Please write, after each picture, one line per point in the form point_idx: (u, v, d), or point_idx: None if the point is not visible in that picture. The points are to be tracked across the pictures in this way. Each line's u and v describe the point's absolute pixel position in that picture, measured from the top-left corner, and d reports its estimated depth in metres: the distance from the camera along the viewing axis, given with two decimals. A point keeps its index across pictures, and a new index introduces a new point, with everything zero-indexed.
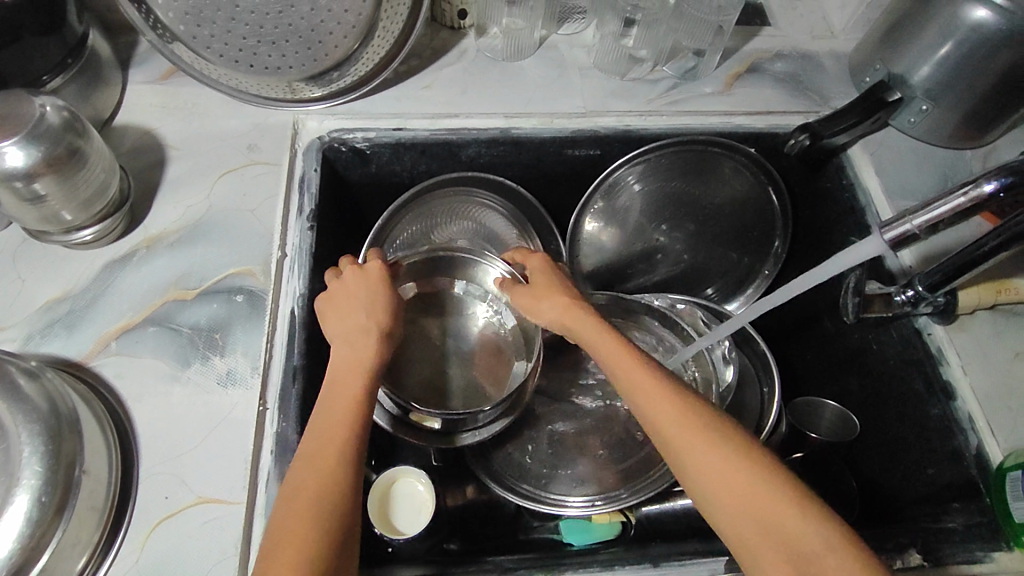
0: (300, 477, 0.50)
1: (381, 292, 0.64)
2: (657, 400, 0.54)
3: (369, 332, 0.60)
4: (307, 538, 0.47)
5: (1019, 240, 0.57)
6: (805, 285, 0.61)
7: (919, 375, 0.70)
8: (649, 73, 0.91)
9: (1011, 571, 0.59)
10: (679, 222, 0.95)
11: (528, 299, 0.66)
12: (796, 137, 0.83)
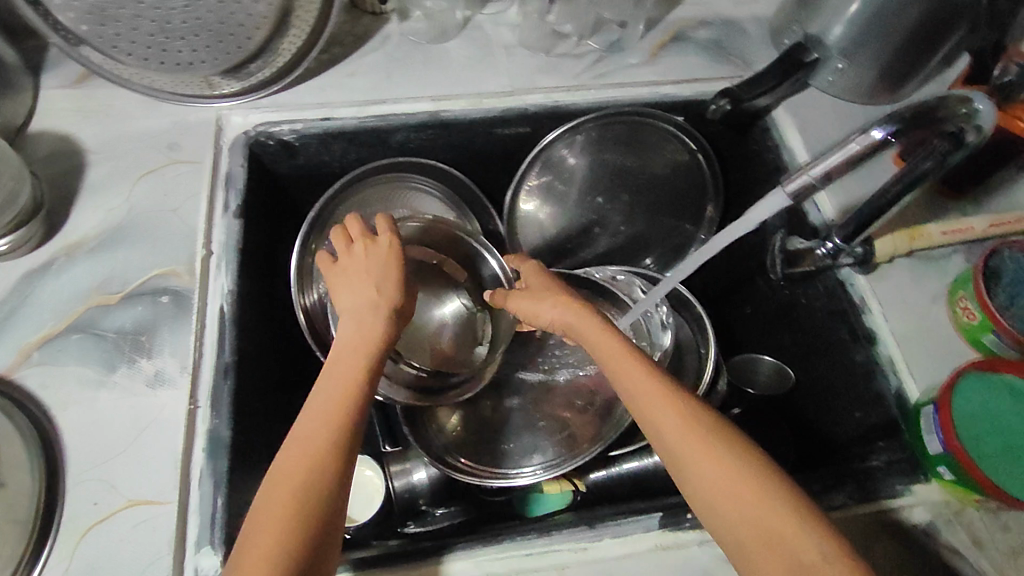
0: (282, 477, 0.49)
1: (394, 265, 0.62)
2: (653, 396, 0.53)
3: (379, 311, 0.59)
4: (285, 550, 0.46)
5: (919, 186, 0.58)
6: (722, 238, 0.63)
7: (843, 323, 0.73)
8: (575, 47, 0.91)
9: (928, 500, 0.61)
10: (615, 193, 0.97)
11: (526, 301, 0.65)
12: (718, 102, 0.83)
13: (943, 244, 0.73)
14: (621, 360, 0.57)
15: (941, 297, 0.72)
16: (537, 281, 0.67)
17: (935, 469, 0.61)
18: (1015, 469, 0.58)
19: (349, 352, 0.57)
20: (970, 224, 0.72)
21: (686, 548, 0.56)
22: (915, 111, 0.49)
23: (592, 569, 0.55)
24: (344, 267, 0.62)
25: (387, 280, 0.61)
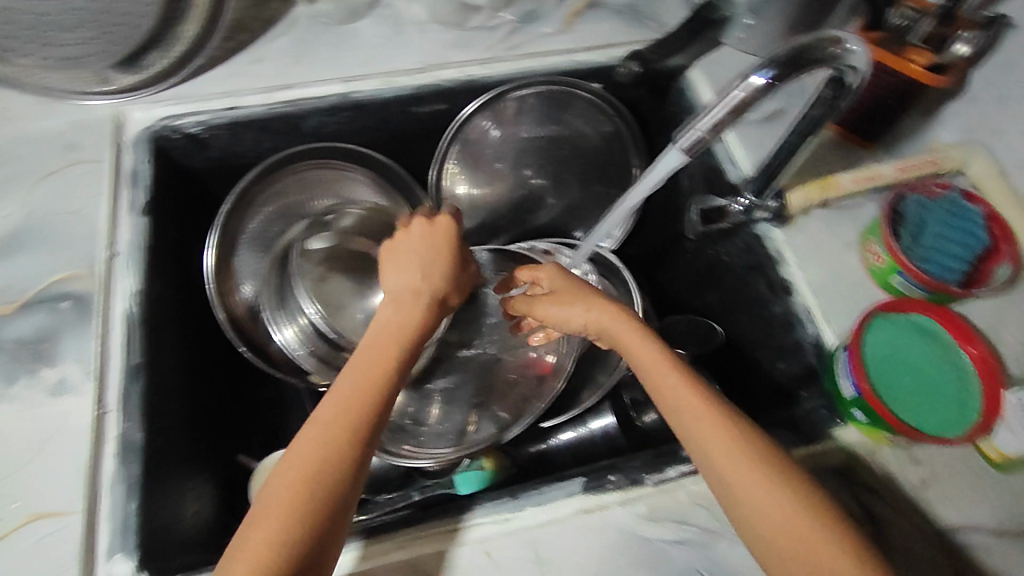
0: (280, 486, 0.47)
1: (445, 251, 0.62)
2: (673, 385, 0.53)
3: (421, 301, 0.59)
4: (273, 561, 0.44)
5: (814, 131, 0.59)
6: (637, 194, 0.65)
7: (762, 278, 0.75)
8: (489, 21, 0.88)
9: (849, 444, 0.63)
10: (544, 167, 0.96)
11: (549, 308, 0.65)
12: (626, 66, 0.84)
13: (856, 193, 0.72)
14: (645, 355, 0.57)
15: (855, 245, 0.73)
16: (566, 287, 0.66)
17: (851, 412, 0.63)
18: (920, 406, 0.60)
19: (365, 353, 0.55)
20: (880, 171, 0.71)
21: (609, 509, 0.57)
22: (798, 50, 0.48)
23: (517, 540, 0.55)
24: (395, 248, 0.62)
25: (435, 272, 0.61)
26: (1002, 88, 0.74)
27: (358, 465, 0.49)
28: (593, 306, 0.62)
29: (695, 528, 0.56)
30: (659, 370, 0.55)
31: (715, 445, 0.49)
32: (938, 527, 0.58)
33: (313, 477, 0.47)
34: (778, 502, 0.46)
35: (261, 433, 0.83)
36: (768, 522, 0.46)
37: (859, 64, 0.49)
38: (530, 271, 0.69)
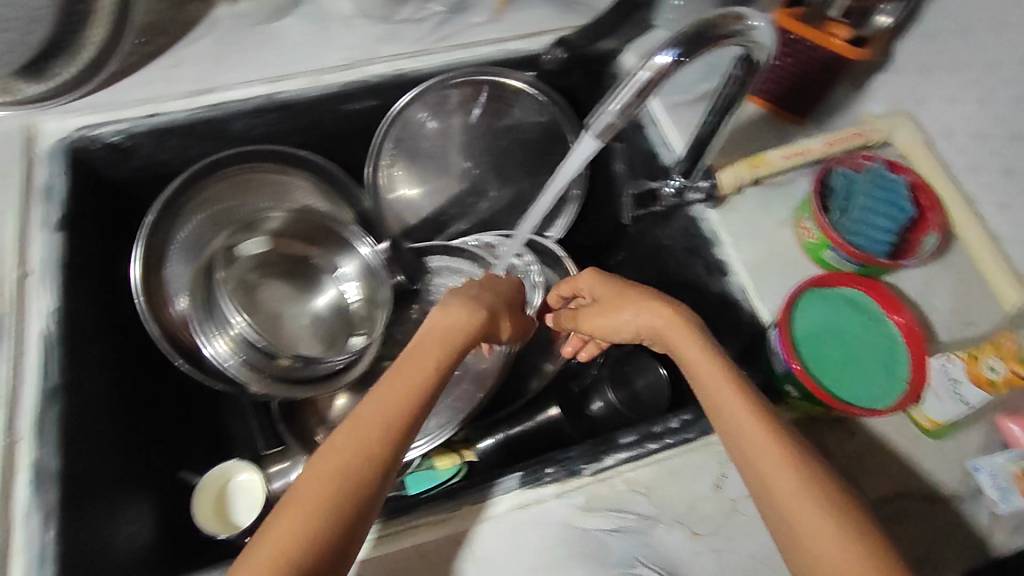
0: (308, 482, 0.46)
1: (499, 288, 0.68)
2: (719, 373, 0.53)
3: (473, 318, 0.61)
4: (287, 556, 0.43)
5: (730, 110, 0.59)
6: (560, 181, 0.63)
7: (699, 261, 0.76)
8: (417, 13, 0.86)
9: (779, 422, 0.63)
10: (487, 159, 0.94)
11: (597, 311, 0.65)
12: (551, 52, 0.83)
13: (786, 168, 0.73)
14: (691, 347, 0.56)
15: (788, 220, 0.74)
16: (606, 291, 0.65)
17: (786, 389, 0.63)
18: (853, 381, 0.62)
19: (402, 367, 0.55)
20: (808, 146, 0.72)
21: (546, 503, 0.57)
22: (700, 27, 0.47)
23: (451, 540, 0.55)
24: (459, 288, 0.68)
25: (499, 301, 0.65)
26: (925, 58, 0.75)
27: (384, 472, 0.48)
28: (645, 310, 0.61)
29: (632, 516, 0.56)
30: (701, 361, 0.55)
31: (754, 439, 0.48)
32: (871, 498, 0.60)
33: (344, 484, 0.46)
34: (817, 501, 0.44)
35: (205, 444, 0.82)
36: (806, 517, 0.44)
37: (759, 40, 0.49)
38: (569, 282, 0.70)
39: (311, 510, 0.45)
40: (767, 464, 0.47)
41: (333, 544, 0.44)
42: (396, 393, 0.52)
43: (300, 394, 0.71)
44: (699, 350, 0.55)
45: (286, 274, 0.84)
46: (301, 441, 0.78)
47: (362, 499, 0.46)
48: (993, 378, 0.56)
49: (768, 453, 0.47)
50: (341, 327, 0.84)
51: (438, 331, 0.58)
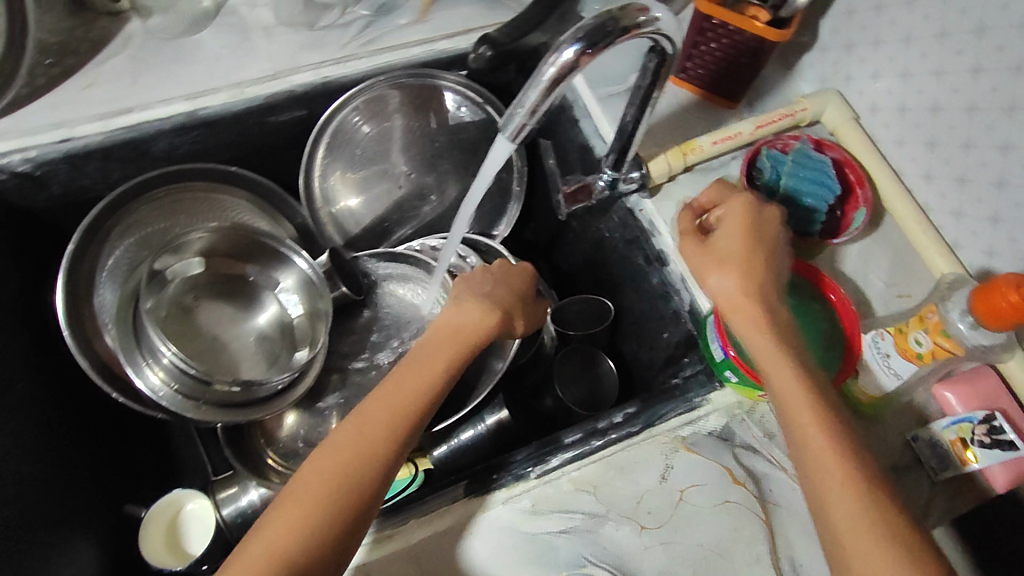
0: (309, 477, 0.50)
1: (514, 281, 0.69)
2: (788, 368, 0.53)
3: (486, 321, 0.63)
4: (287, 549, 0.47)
5: (648, 102, 0.59)
6: (482, 186, 0.62)
7: (639, 251, 0.76)
8: (341, 18, 0.84)
9: (723, 406, 0.63)
10: (427, 163, 0.93)
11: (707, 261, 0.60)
12: (477, 50, 0.75)
13: (717, 154, 0.74)
14: (752, 322, 0.56)
15: None
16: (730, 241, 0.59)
17: (724, 374, 0.63)
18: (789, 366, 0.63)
19: (417, 377, 0.57)
20: (739, 129, 0.73)
21: (492, 509, 0.56)
22: (605, 19, 0.46)
23: (399, 556, 0.54)
24: (470, 278, 0.69)
25: (510, 297, 0.67)
26: (847, 36, 0.76)
27: (386, 473, 0.52)
28: (737, 281, 0.57)
29: (579, 515, 0.56)
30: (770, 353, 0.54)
31: (810, 436, 0.50)
32: None
33: (344, 486, 0.50)
34: (855, 501, 0.47)
35: (154, 472, 0.80)
36: (845, 519, 0.47)
37: (664, 29, 0.49)
38: (731, 198, 0.61)
39: (308, 508, 0.49)
40: (820, 467, 0.49)
41: (332, 541, 0.48)
42: (400, 397, 0.55)
43: (245, 419, 0.70)
44: (758, 327, 0.55)
45: (224, 295, 0.80)
46: (248, 465, 0.74)
47: (361, 502, 0.50)
48: (919, 351, 0.59)
49: (822, 452, 0.49)
50: (284, 343, 0.81)
51: (453, 342, 0.61)
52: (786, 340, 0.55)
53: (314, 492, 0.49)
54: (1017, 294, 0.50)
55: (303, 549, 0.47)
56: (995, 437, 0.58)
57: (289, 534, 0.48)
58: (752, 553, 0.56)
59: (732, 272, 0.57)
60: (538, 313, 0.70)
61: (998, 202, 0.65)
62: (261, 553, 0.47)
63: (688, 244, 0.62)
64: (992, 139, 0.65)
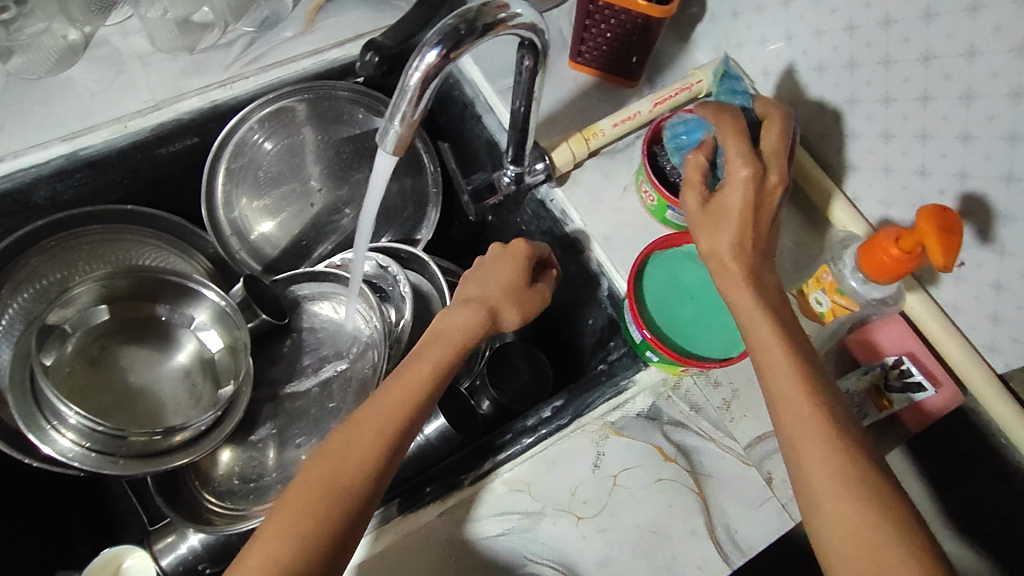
0: (303, 482, 0.50)
1: (512, 268, 0.64)
2: (767, 326, 0.54)
3: (482, 318, 0.61)
4: (279, 553, 0.47)
5: (533, 96, 0.59)
6: (376, 199, 0.60)
7: (556, 241, 0.76)
8: (222, 38, 0.81)
9: (649, 385, 0.63)
10: (341, 176, 0.88)
11: (698, 218, 0.58)
12: (365, 56, 0.73)
13: (620, 136, 0.74)
14: (738, 282, 0.56)
15: (631, 186, 0.74)
16: (727, 198, 0.56)
17: (645, 355, 0.63)
18: (696, 329, 0.64)
19: (408, 385, 0.56)
20: (638, 109, 0.73)
21: (428, 524, 0.56)
22: (464, 19, 0.46)
23: None
24: (474, 269, 0.66)
25: (502, 288, 0.63)
26: (733, 2, 0.76)
27: (376, 481, 0.51)
28: (725, 241, 0.56)
29: (515, 516, 0.56)
30: (752, 311, 0.55)
31: (788, 389, 0.50)
32: (743, 444, 0.61)
33: (334, 489, 0.50)
34: (832, 455, 0.47)
35: (88, 533, 0.76)
36: (818, 468, 0.47)
37: (528, 23, 0.49)
38: (738, 160, 0.56)
39: (299, 516, 0.48)
40: (795, 421, 0.49)
41: (319, 547, 0.47)
42: (388, 404, 0.54)
43: (172, 466, 0.67)
44: (744, 288, 0.55)
45: (137, 339, 0.77)
46: (185, 512, 0.70)
47: (351, 507, 0.50)
48: (821, 309, 0.65)
49: (800, 406, 0.49)
50: (207, 381, 0.78)
51: (448, 344, 0.59)
52: (768, 299, 0.55)
53: (309, 495, 0.49)
54: (898, 248, 0.52)
55: (292, 555, 0.47)
56: (905, 381, 0.61)
57: (283, 540, 0.47)
58: (688, 526, 0.57)
59: (725, 237, 0.56)
60: (537, 298, 0.64)
61: (887, 153, 0.65)
62: (254, 556, 0.47)
63: (688, 197, 0.59)
64: (874, 93, 0.64)
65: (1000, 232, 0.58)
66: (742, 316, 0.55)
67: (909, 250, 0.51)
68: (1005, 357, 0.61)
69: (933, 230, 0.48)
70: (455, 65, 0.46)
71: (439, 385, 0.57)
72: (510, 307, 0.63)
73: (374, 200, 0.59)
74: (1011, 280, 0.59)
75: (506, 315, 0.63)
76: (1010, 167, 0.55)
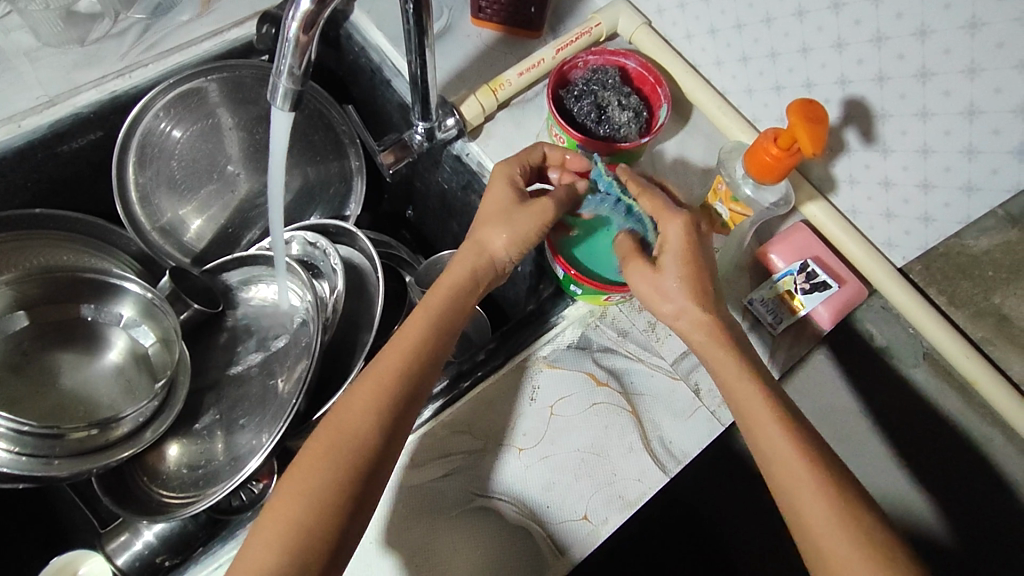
0: (312, 448, 0.52)
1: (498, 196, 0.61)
2: (751, 389, 0.53)
3: (474, 257, 0.60)
4: (297, 518, 0.49)
5: (424, 44, 0.60)
6: (281, 158, 0.61)
7: (475, 194, 0.77)
8: (114, 27, 0.80)
9: (576, 317, 0.65)
10: (258, 161, 0.85)
11: (653, 288, 0.57)
12: (261, 29, 0.78)
13: (526, 85, 0.76)
14: (710, 338, 0.56)
15: (544, 133, 0.76)
16: (685, 259, 0.56)
17: (570, 289, 0.65)
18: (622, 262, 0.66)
19: (408, 343, 0.56)
20: (541, 57, 0.74)
21: None
22: None
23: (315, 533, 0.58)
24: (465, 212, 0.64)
25: (488, 218, 0.61)
26: None
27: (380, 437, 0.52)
28: (689, 308, 0.56)
29: (460, 455, 0.58)
30: (734, 378, 0.54)
31: (780, 449, 0.51)
32: (670, 360, 0.64)
33: (339, 450, 0.51)
34: (833, 514, 0.48)
35: (33, 543, 0.74)
36: (825, 529, 0.48)
37: None
38: (667, 220, 0.58)
39: (309, 479, 0.50)
40: (793, 483, 0.50)
41: (332, 505, 0.50)
42: (386, 366, 0.55)
43: (115, 462, 0.67)
44: (723, 353, 0.55)
45: (61, 344, 0.77)
46: (133, 507, 0.69)
47: (358, 465, 0.51)
48: (722, 219, 0.65)
49: (795, 470, 0.50)
50: (142, 375, 0.77)
51: (444, 293, 0.59)
52: (750, 360, 0.55)
53: (318, 459, 0.51)
54: (777, 147, 0.57)
55: (308, 514, 0.49)
56: (812, 282, 0.64)
57: (296, 505, 0.50)
58: (625, 443, 0.60)
59: (691, 300, 0.56)
60: (524, 214, 0.59)
61: (775, 71, 0.67)
62: (273, 523, 0.49)
63: (635, 270, 0.57)
64: (755, 15, 0.66)
65: (881, 132, 0.61)
66: (720, 377, 0.55)
67: (786, 148, 0.56)
68: (901, 251, 0.66)
69: (802, 123, 0.53)
70: (333, 9, 0.47)
71: (437, 334, 0.57)
72: (500, 233, 0.60)
73: (279, 157, 0.61)
74: (897, 176, 0.62)
75: (494, 239, 0.60)
76: (880, 67, 0.58)
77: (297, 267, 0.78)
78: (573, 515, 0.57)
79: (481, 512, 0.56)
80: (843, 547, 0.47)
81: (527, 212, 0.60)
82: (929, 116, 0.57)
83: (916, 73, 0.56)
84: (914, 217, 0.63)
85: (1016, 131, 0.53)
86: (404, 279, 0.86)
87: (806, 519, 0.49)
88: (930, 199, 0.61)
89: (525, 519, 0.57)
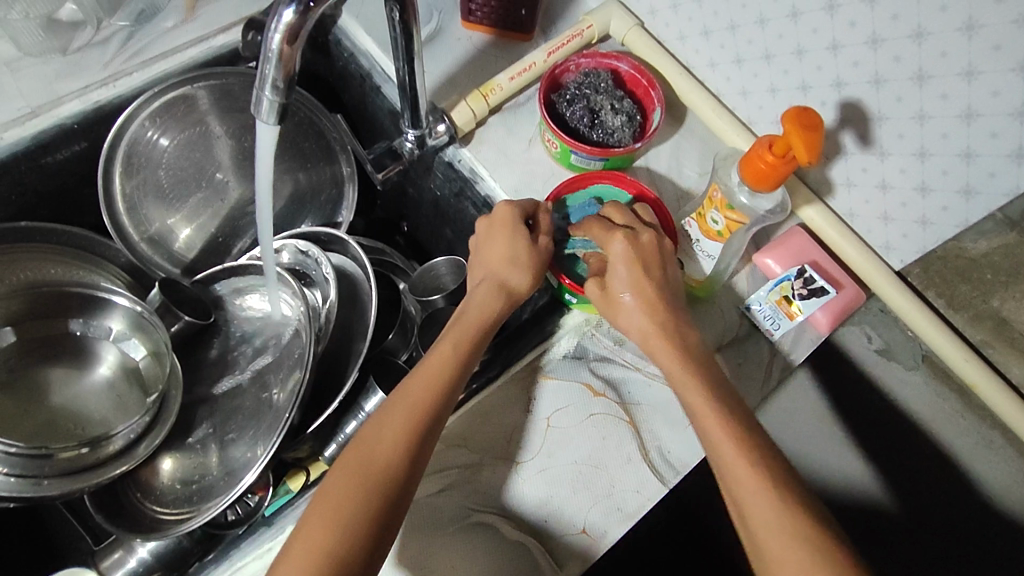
0: (338, 477, 0.51)
1: (516, 231, 0.62)
2: (697, 389, 0.54)
3: (496, 290, 0.61)
4: (327, 546, 0.48)
5: (413, 50, 0.59)
6: (268, 169, 0.60)
7: (468, 201, 0.76)
8: (96, 35, 0.78)
9: (572, 326, 0.65)
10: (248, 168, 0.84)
11: (606, 305, 0.59)
12: (247, 36, 0.77)
13: (518, 90, 0.75)
14: (669, 355, 0.56)
15: (537, 138, 0.75)
16: (624, 277, 0.58)
17: (565, 298, 0.65)
18: None
19: (433, 373, 0.56)
20: (533, 60, 0.73)
21: None
22: None
23: None
24: (478, 247, 0.64)
25: (507, 254, 0.62)
26: None
27: (413, 464, 0.52)
28: (636, 318, 0.58)
29: (454, 470, 0.58)
30: (683, 379, 0.55)
31: (722, 449, 0.50)
32: None
33: (369, 478, 0.51)
34: (779, 519, 0.47)
35: (29, 560, 0.73)
36: (766, 531, 0.47)
37: None
38: (607, 239, 0.60)
39: (337, 507, 0.50)
40: (735, 480, 0.49)
41: (365, 532, 0.49)
42: (414, 394, 0.55)
43: (105, 479, 0.66)
44: (672, 354, 0.56)
45: (51, 359, 0.76)
46: (127, 525, 0.68)
47: (392, 493, 0.50)
48: (718, 229, 0.64)
49: (737, 471, 0.49)
50: (133, 390, 0.76)
51: (469, 323, 0.60)
52: (701, 363, 0.56)
53: (350, 488, 0.50)
54: (772, 154, 0.56)
55: (341, 543, 0.48)
56: (810, 288, 0.63)
57: (325, 534, 0.49)
58: (623, 454, 0.59)
59: (635, 312, 0.58)
60: (538, 253, 0.62)
61: (770, 73, 0.66)
62: (302, 550, 0.48)
63: (594, 290, 0.60)
64: (749, 16, 0.65)
65: (877, 134, 0.60)
66: (672, 380, 0.56)
67: (781, 154, 0.55)
68: (899, 254, 0.65)
69: (796, 129, 0.52)
70: (317, 20, 0.46)
71: (465, 364, 0.58)
72: (521, 272, 0.62)
73: (266, 168, 0.60)
74: (894, 179, 0.61)
75: (513, 277, 0.62)
76: (876, 69, 0.57)
77: (289, 276, 0.77)
78: (572, 529, 0.56)
79: (477, 528, 0.56)
80: (782, 549, 0.46)
81: (540, 252, 0.63)
82: (926, 118, 0.56)
83: (913, 76, 0.55)
84: (911, 220, 0.62)
85: (1014, 134, 0.52)
86: (398, 286, 0.85)
87: (749, 522, 0.48)
88: (928, 202, 0.60)
89: (522, 534, 0.56)
